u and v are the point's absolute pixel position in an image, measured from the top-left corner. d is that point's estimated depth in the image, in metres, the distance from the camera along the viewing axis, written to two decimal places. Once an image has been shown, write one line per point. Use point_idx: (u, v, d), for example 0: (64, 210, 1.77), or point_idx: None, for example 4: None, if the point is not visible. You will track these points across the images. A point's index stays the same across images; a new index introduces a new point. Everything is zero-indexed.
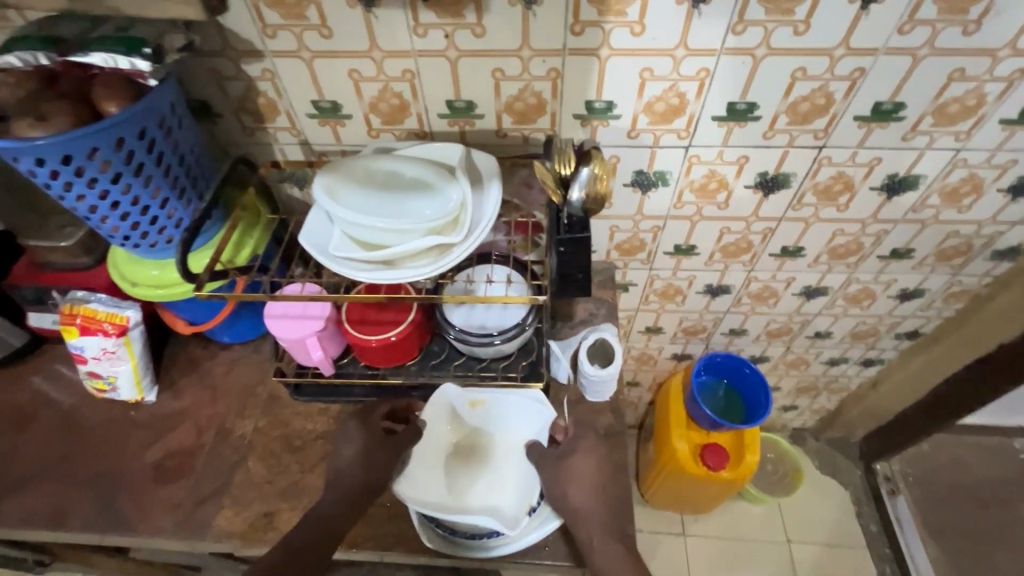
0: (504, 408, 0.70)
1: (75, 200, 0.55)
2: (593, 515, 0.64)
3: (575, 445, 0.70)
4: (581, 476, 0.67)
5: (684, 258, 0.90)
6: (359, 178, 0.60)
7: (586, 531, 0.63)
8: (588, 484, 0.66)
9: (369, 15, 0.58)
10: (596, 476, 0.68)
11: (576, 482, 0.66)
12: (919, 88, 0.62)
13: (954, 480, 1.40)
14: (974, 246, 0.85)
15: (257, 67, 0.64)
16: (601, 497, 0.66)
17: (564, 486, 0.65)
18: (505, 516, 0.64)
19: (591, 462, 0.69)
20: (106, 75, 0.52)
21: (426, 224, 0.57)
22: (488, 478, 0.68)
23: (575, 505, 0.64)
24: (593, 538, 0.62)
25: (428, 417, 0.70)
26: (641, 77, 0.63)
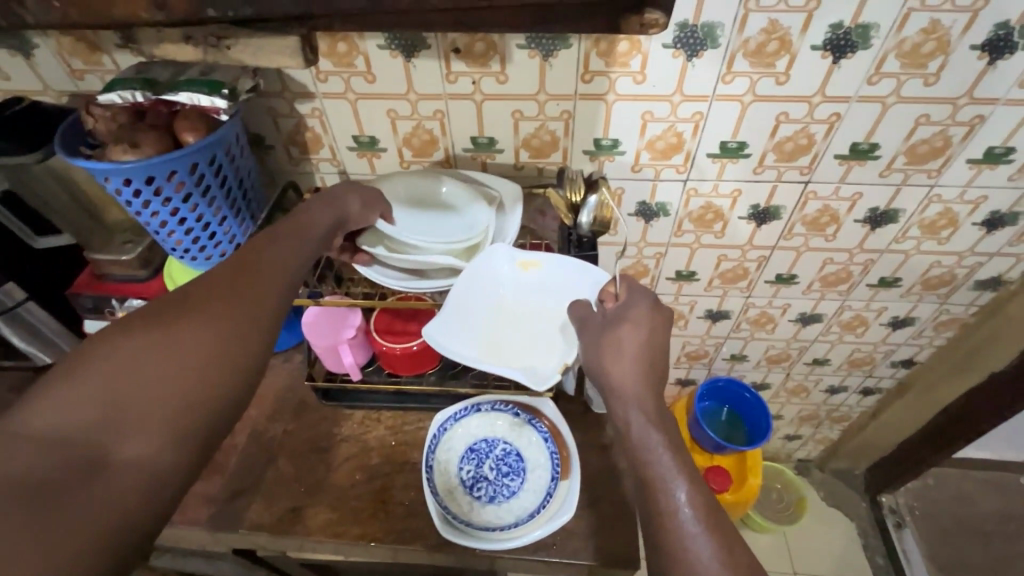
0: (556, 268, 0.68)
1: (149, 215, 0.64)
2: (634, 393, 0.55)
3: (625, 314, 0.59)
4: (626, 350, 0.57)
5: (685, 284, 0.97)
6: (407, 202, 0.72)
7: (625, 410, 0.54)
8: (631, 362, 0.56)
9: (408, 64, 0.68)
10: (644, 350, 0.57)
11: (620, 357, 0.57)
12: (891, 131, 0.70)
13: (961, 513, 1.41)
14: (957, 276, 0.91)
15: (308, 106, 0.73)
16: (649, 375, 0.56)
17: (604, 361, 0.57)
18: (536, 374, 0.65)
19: (643, 336, 0.58)
20: (187, 112, 0.62)
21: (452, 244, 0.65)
22: (504, 476, 0.74)
23: (615, 382, 0.56)
24: (629, 414, 0.54)
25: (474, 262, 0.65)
26: (643, 118, 0.71)
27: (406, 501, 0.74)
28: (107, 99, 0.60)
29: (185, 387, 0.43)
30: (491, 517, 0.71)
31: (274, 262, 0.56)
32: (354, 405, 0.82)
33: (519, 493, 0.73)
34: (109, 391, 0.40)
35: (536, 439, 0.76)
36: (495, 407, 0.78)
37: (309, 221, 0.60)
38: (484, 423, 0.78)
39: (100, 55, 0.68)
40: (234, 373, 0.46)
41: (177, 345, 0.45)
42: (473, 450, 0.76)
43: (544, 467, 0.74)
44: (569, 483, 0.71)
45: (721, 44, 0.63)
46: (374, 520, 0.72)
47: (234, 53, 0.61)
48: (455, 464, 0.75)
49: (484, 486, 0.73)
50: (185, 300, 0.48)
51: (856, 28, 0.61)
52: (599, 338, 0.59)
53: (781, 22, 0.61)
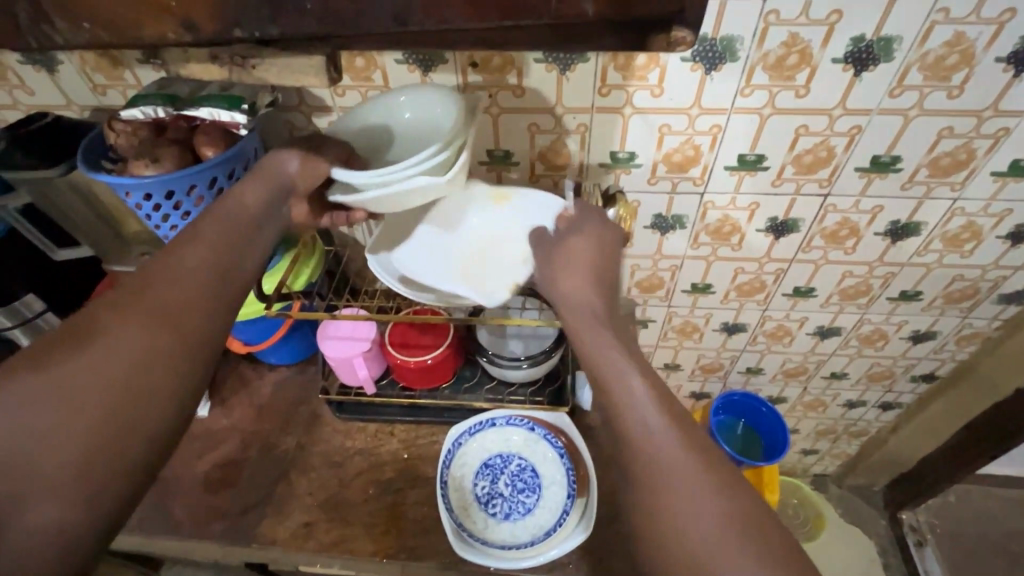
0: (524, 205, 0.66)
1: (169, 229, 0.64)
2: (585, 299, 0.55)
3: (576, 229, 0.59)
4: (575, 259, 0.57)
5: (701, 297, 0.96)
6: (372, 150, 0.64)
7: (578, 315, 0.54)
8: (579, 268, 0.56)
9: (426, 78, 0.68)
10: (594, 260, 0.57)
11: (569, 267, 0.57)
12: (913, 144, 0.69)
13: (983, 532, 1.37)
14: (981, 289, 0.89)
15: (325, 120, 0.74)
16: (597, 283, 0.56)
17: (555, 273, 0.58)
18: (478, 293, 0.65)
19: (594, 246, 0.58)
20: (207, 127, 0.62)
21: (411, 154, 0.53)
22: (519, 493, 0.73)
23: (568, 291, 0.56)
24: (582, 319, 0.53)
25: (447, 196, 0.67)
26: (660, 132, 0.71)
27: (418, 517, 0.73)
28: (129, 114, 0.60)
29: (92, 428, 0.39)
30: (507, 534, 0.70)
31: (196, 264, 0.50)
32: (367, 418, 0.81)
33: (534, 510, 0.72)
34: (5, 446, 0.37)
35: (551, 455, 0.75)
36: (509, 422, 0.77)
37: (240, 199, 0.57)
38: (499, 437, 0.77)
39: (122, 71, 0.69)
40: (155, 400, 0.43)
41: (74, 377, 0.40)
42: (487, 465, 0.75)
43: (560, 483, 0.73)
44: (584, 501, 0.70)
45: (741, 58, 0.63)
46: (386, 537, 0.71)
47: (258, 72, 0.59)
48: (470, 479, 0.74)
49: (499, 503, 0.72)
50: (89, 322, 0.44)
51: (878, 41, 0.60)
52: (550, 253, 0.59)
53: (801, 36, 0.60)
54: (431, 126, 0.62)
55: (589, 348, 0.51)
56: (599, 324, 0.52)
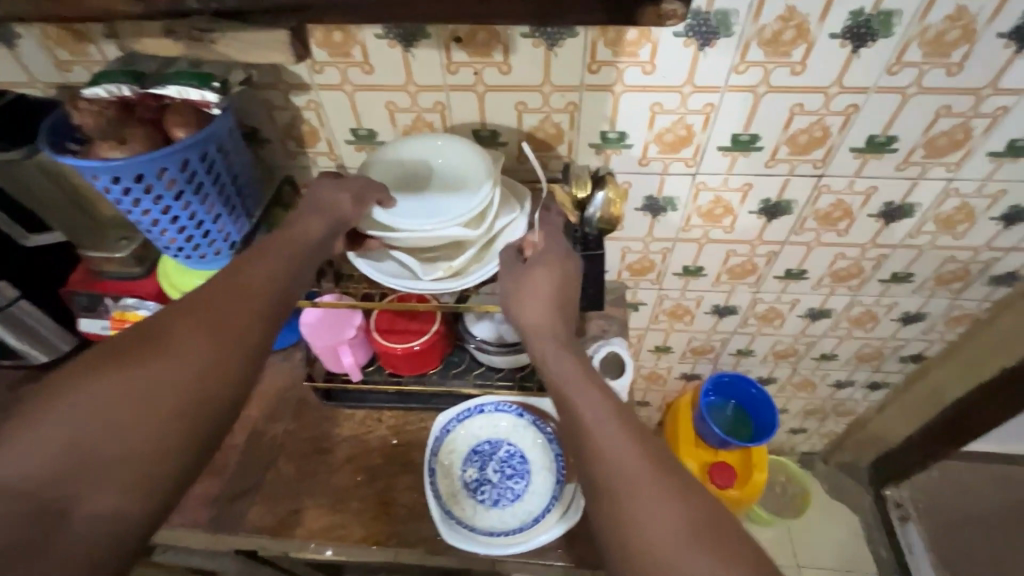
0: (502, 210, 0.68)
1: (140, 213, 0.62)
2: (550, 335, 0.59)
3: (541, 258, 0.62)
4: (540, 289, 0.60)
5: (692, 279, 0.95)
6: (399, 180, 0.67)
7: (542, 349, 0.58)
8: (545, 301, 0.60)
9: (408, 54, 0.65)
10: (557, 290, 0.60)
11: (531, 299, 0.60)
12: (910, 123, 0.68)
13: (965, 507, 1.40)
14: (971, 271, 0.88)
15: (303, 99, 0.71)
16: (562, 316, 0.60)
17: (518, 305, 0.60)
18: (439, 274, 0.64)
19: (553, 276, 0.61)
20: (177, 105, 0.60)
21: (456, 217, 0.60)
22: (508, 478, 0.73)
23: (532, 323, 0.59)
24: (550, 358, 0.57)
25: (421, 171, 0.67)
26: (652, 110, 0.69)
27: (409, 503, 0.72)
28: (92, 92, 0.57)
29: (156, 428, 0.43)
30: (496, 520, 0.70)
31: (263, 283, 0.55)
32: (355, 406, 0.80)
33: (524, 496, 0.72)
34: (86, 434, 0.41)
35: (540, 441, 0.75)
36: (498, 408, 0.77)
37: (302, 233, 0.60)
38: (488, 423, 0.76)
39: (85, 46, 0.65)
40: (215, 413, 0.47)
41: (150, 378, 0.45)
42: (476, 451, 0.75)
43: (549, 469, 0.73)
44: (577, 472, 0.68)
45: (735, 32, 0.60)
46: (376, 523, 0.71)
47: (219, 47, 0.56)
48: (458, 465, 0.74)
49: (488, 489, 0.72)
50: (166, 327, 0.48)
51: (877, 15, 0.58)
52: (508, 280, 0.62)
53: (798, 9, 0.58)
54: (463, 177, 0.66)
55: (561, 389, 0.55)
56: (567, 360, 0.56)
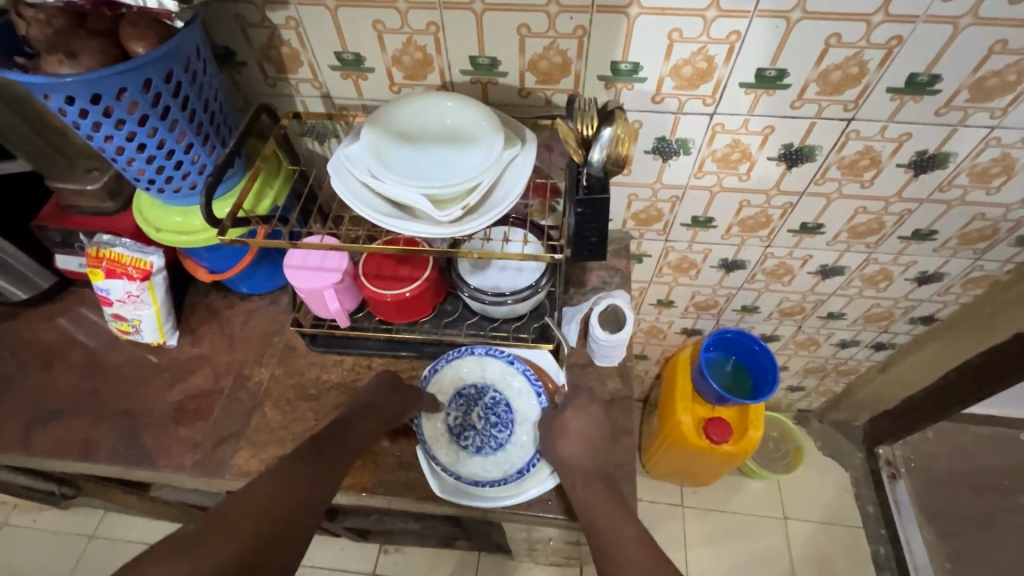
0: (515, 164, 0.61)
1: (102, 140, 0.56)
2: (584, 476, 0.64)
3: (573, 404, 0.70)
4: (571, 432, 0.67)
5: (701, 231, 0.90)
6: (404, 126, 0.62)
7: (572, 483, 0.64)
8: (577, 439, 0.67)
9: None
10: (590, 433, 0.67)
11: (567, 435, 0.67)
12: (958, 60, 0.60)
13: (954, 466, 1.42)
14: (999, 230, 0.83)
15: (281, 15, 0.63)
16: (594, 448, 0.66)
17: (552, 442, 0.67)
18: (422, 221, 0.57)
19: (585, 418, 0.68)
20: (134, 15, 0.53)
21: (426, 187, 0.56)
22: (492, 427, 0.71)
23: (565, 455, 0.65)
24: (581, 493, 0.63)
25: (425, 125, 0.62)
26: (670, 39, 0.61)
27: (398, 452, 0.71)
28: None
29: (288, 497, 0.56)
30: (478, 468, 0.69)
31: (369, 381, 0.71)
32: (344, 350, 0.78)
33: (507, 446, 0.70)
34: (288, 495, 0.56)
35: (528, 391, 0.72)
36: (490, 353, 0.73)
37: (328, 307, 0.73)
38: (477, 366, 0.74)
39: None
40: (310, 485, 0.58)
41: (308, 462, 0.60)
42: (462, 395, 0.73)
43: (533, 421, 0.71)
44: (559, 437, 0.67)
45: None
46: (364, 471, 0.70)
47: None
48: (443, 408, 0.72)
49: (471, 435, 0.71)
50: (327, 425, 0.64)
51: None
52: (545, 420, 0.69)
53: None
54: (469, 134, 0.61)
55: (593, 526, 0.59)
56: (593, 493, 0.62)
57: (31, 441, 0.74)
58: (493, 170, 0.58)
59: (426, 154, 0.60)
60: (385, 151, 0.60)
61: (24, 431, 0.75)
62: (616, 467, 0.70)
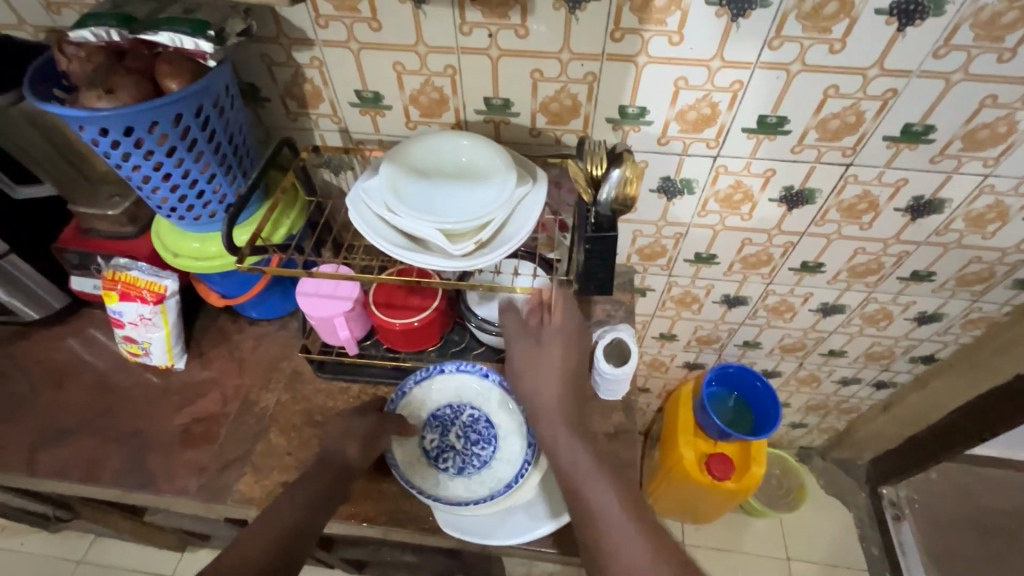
0: (526, 202, 0.63)
1: (130, 169, 0.59)
2: (560, 422, 0.62)
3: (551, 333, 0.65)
4: (547, 371, 0.64)
5: (704, 267, 0.92)
6: (420, 163, 0.65)
7: (547, 432, 0.62)
8: (553, 379, 0.63)
9: (418, 11, 0.60)
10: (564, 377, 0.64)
11: (540, 376, 0.64)
12: (950, 113, 0.63)
13: (958, 509, 1.40)
14: (996, 273, 0.85)
15: (306, 55, 0.67)
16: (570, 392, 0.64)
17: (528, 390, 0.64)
18: (436, 255, 0.59)
19: (561, 355, 0.65)
20: (170, 55, 0.56)
21: (440, 222, 0.58)
22: (473, 445, 0.71)
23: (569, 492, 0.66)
24: (560, 444, 0.61)
25: (441, 161, 0.65)
26: (676, 85, 0.64)
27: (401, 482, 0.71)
28: (79, 36, 0.53)
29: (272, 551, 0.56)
30: (461, 490, 0.68)
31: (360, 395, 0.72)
32: (350, 378, 0.78)
33: (492, 462, 0.70)
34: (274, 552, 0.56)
35: (505, 403, 0.73)
36: (461, 368, 0.74)
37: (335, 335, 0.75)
38: (449, 386, 0.75)
39: None
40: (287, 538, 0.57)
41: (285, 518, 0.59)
42: (436, 417, 0.73)
43: (515, 432, 0.72)
44: (531, 377, 0.64)
45: (774, 3, 0.56)
46: (367, 501, 0.69)
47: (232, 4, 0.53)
48: (419, 433, 0.72)
49: (451, 456, 0.71)
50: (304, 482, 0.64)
51: None
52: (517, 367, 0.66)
53: None
54: (482, 171, 0.64)
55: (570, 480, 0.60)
56: (575, 448, 0.61)
57: (36, 461, 0.74)
58: (505, 208, 0.60)
59: (442, 190, 0.62)
60: (402, 186, 0.62)
61: (28, 452, 0.75)
62: None
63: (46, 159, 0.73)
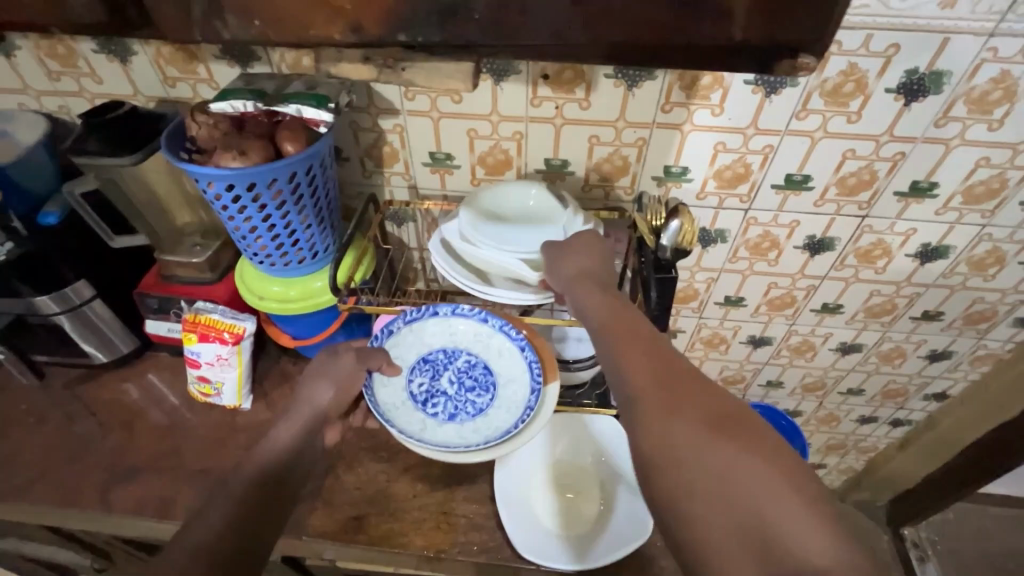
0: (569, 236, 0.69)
1: (242, 218, 0.66)
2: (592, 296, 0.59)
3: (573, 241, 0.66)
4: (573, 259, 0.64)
5: (732, 309, 0.99)
6: (491, 209, 0.72)
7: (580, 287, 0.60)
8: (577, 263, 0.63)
9: (496, 87, 0.71)
10: (586, 260, 0.64)
11: (565, 254, 0.64)
12: (952, 172, 0.74)
13: (979, 549, 1.43)
14: (998, 312, 0.93)
15: (390, 122, 0.76)
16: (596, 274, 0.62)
17: (555, 261, 0.64)
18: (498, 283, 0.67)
19: (586, 242, 0.66)
20: (291, 122, 0.64)
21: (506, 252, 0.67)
22: (469, 392, 0.73)
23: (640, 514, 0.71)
24: (595, 303, 0.59)
25: (508, 196, 0.73)
26: (715, 149, 0.74)
27: (468, 514, 0.73)
28: (218, 108, 0.62)
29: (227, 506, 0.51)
30: (452, 434, 0.71)
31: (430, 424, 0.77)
32: None
33: (487, 411, 0.72)
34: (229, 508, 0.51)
35: (508, 350, 0.75)
36: (456, 312, 0.76)
37: None
38: (445, 329, 0.76)
39: (196, 64, 0.72)
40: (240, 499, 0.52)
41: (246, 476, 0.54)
42: (426, 361, 0.75)
43: (515, 379, 0.74)
44: (560, 254, 0.64)
45: (801, 83, 0.66)
46: (438, 532, 0.72)
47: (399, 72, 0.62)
48: (406, 375, 0.73)
49: (441, 402, 0.73)
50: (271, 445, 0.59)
51: (930, 75, 0.64)
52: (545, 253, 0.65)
53: (859, 66, 0.64)
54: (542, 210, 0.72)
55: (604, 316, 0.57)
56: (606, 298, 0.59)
57: (109, 499, 0.76)
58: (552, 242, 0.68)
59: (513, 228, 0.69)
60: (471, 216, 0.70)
61: (102, 490, 0.77)
62: None
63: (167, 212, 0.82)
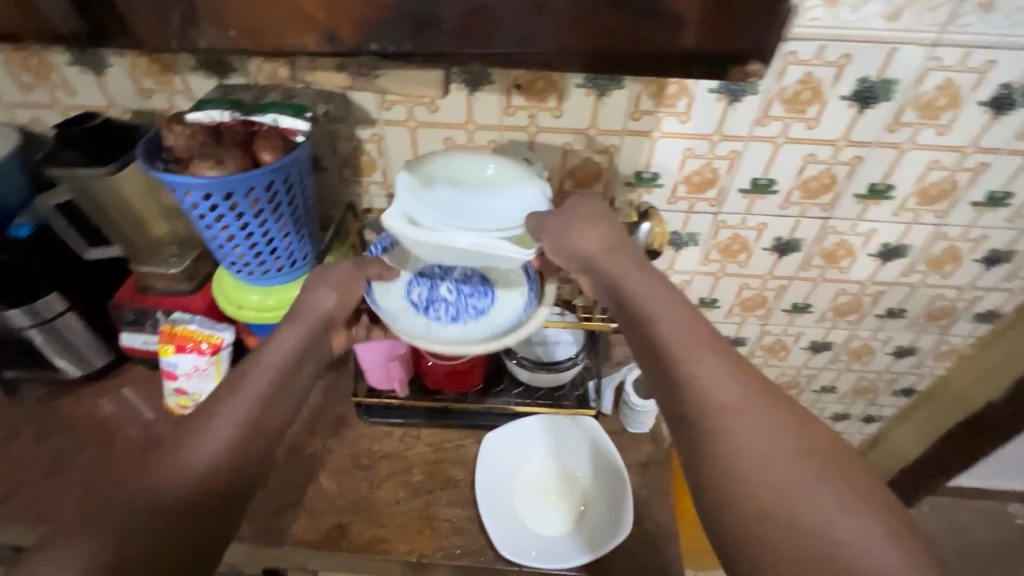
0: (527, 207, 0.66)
1: (220, 227, 0.66)
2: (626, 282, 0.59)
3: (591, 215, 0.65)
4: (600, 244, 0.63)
5: (707, 311, 1.02)
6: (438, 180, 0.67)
7: (609, 270, 0.61)
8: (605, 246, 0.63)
9: (471, 97, 0.72)
10: (608, 236, 0.64)
11: (584, 231, 0.64)
12: (906, 174, 0.77)
13: (953, 541, 1.47)
14: (957, 308, 0.98)
15: (368, 132, 0.77)
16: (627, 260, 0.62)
17: (573, 229, 0.64)
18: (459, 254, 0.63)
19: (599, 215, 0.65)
20: (268, 132, 0.65)
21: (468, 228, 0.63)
22: (469, 296, 0.73)
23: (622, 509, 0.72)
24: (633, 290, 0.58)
25: (462, 165, 0.68)
26: (683, 155, 0.77)
27: (451, 518, 0.74)
28: (194, 118, 0.64)
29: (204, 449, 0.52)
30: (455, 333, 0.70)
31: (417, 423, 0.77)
32: (393, 422, 0.82)
33: (489, 312, 0.72)
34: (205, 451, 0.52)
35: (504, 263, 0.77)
36: None
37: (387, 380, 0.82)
38: None
39: (172, 76, 0.73)
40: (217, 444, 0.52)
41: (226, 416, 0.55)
42: (424, 274, 0.75)
43: (513, 285, 0.75)
44: (578, 230, 0.64)
45: (761, 91, 0.70)
46: (420, 536, 0.72)
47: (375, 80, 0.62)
48: (404, 285, 0.74)
49: (442, 308, 0.72)
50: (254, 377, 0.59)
51: (880, 83, 0.68)
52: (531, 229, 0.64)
53: (815, 75, 0.68)
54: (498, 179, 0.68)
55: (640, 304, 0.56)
56: (643, 283, 0.58)
57: None
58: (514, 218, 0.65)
59: (467, 201, 0.66)
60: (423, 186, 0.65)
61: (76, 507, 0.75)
62: (659, 526, 0.74)
63: (142, 222, 0.81)
